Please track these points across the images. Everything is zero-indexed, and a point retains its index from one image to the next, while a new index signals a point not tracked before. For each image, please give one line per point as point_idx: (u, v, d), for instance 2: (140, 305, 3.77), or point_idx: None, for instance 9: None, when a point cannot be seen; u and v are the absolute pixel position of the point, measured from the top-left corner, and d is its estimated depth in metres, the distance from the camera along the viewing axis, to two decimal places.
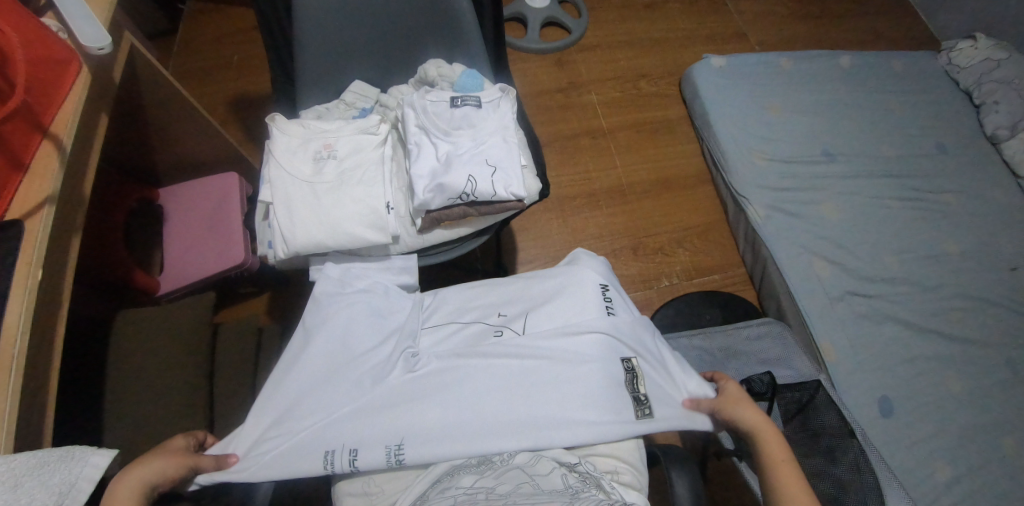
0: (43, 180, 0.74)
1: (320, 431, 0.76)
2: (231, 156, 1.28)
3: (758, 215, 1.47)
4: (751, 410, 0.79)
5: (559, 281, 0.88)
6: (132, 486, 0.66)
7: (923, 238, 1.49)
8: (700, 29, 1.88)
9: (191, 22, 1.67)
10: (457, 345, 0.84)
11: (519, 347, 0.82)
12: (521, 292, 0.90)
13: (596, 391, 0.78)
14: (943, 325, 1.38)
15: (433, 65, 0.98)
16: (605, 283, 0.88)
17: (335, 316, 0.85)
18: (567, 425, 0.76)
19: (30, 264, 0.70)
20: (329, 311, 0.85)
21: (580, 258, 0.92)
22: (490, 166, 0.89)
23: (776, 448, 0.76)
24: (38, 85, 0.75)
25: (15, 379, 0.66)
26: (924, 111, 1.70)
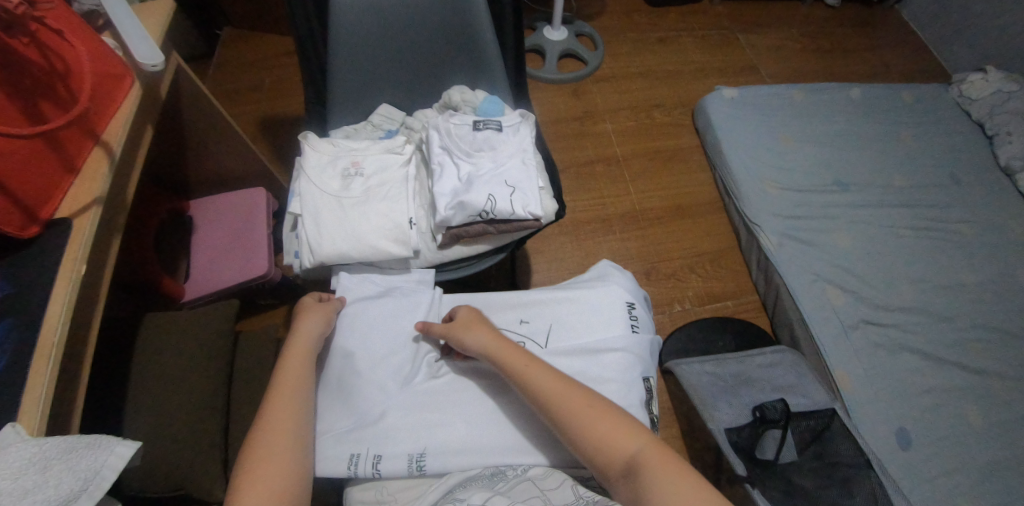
0: (92, 183, 0.79)
1: (345, 433, 0.78)
2: (260, 174, 1.34)
3: (770, 242, 1.49)
4: (482, 328, 0.82)
5: (586, 297, 0.91)
6: (307, 334, 0.80)
7: (938, 268, 1.49)
8: (713, 62, 1.94)
9: (227, 49, 1.76)
10: None
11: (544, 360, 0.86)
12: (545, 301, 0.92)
13: None
14: (960, 356, 1.37)
15: (457, 91, 1.03)
16: (632, 301, 0.91)
17: (359, 318, 0.86)
18: None
19: (75, 260, 0.74)
20: (352, 312, 0.87)
21: (610, 274, 0.94)
22: (509, 186, 0.93)
23: (514, 354, 0.78)
24: (98, 96, 0.81)
25: (53, 366, 0.69)
26: (937, 143, 1.72)
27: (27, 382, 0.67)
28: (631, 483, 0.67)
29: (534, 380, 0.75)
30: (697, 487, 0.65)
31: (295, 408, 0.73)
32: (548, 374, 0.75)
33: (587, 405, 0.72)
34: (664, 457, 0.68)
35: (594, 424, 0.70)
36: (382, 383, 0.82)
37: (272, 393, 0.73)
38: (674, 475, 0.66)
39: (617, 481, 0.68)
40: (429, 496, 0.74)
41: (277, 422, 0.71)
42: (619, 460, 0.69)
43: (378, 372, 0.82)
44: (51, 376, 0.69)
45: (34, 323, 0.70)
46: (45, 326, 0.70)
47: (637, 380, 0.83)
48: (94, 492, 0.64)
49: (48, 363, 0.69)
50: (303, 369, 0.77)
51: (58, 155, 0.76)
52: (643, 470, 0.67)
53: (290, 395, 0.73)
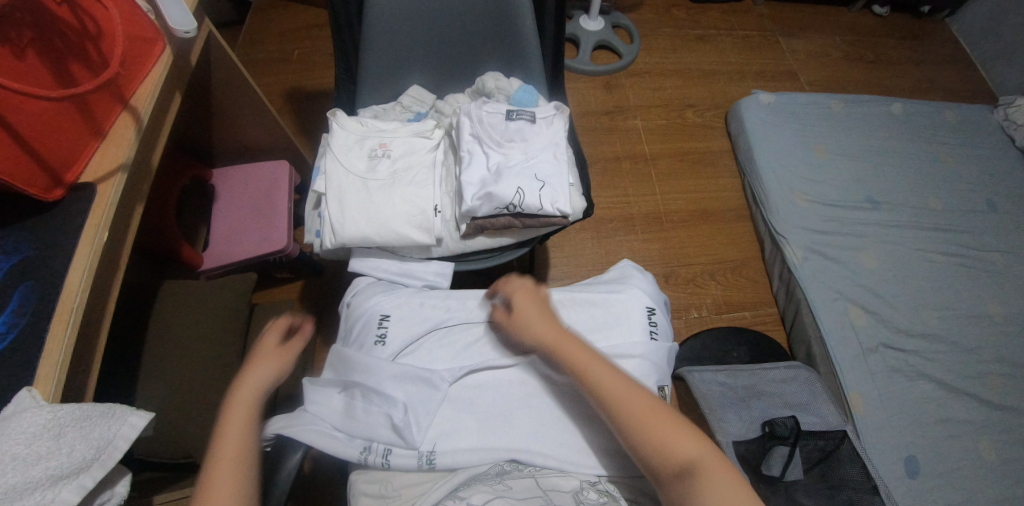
0: (118, 148, 0.78)
1: (356, 421, 0.77)
2: (285, 145, 1.32)
3: (795, 256, 1.46)
4: (541, 318, 0.81)
5: (606, 300, 0.88)
6: (252, 385, 0.75)
7: (966, 296, 1.46)
8: (751, 64, 1.89)
9: (258, 16, 1.75)
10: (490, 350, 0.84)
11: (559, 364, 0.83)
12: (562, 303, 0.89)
13: None
14: (979, 388, 1.34)
15: (491, 78, 1.00)
16: (652, 307, 0.88)
17: (370, 317, 0.86)
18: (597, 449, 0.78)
19: (98, 226, 0.74)
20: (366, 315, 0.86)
21: (632, 276, 0.92)
22: (538, 181, 0.90)
23: (572, 352, 0.77)
24: (128, 60, 0.80)
25: (71, 332, 0.69)
26: (976, 166, 1.67)
27: (45, 346, 0.67)
28: (687, 491, 0.67)
29: (595, 377, 0.74)
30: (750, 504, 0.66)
31: (235, 473, 0.68)
32: (607, 371, 0.74)
33: (648, 406, 0.72)
34: (722, 469, 0.67)
35: (657, 431, 0.70)
36: (396, 372, 0.79)
37: (212, 458, 0.68)
38: (727, 490, 0.66)
39: (670, 483, 0.68)
40: (432, 496, 0.73)
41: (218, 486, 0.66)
42: (673, 465, 0.69)
43: (383, 369, 0.79)
44: (69, 343, 0.69)
45: (55, 287, 0.70)
46: (67, 290, 0.70)
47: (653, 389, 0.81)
48: (106, 462, 0.66)
49: (68, 327, 0.69)
50: (248, 423, 0.72)
51: (86, 119, 0.75)
52: (699, 481, 0.67)
53: (229, 458, 0.68)
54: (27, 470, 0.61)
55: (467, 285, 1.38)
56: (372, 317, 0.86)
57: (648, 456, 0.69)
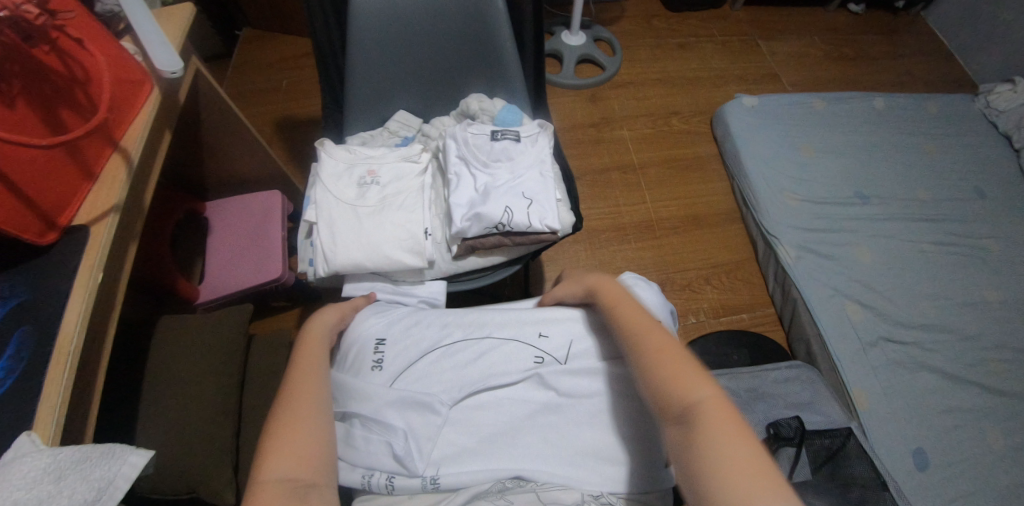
0: (110, 190, 0.79)
1: (358, 450, 0.78)
2: (276, 176, 1.34)
3: (788, 255, 1.47)
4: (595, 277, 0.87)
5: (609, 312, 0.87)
6: (321, 323, 0.83)
7: (961, 285, 1.46)
8: (733, 68, 1.91)
9: (245, 50, 1.77)
10: (492, 367, 0.84)
11: (562, 378, 0.82)
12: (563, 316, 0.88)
13: (630, 432, 0.78)
14: (981, 376, 1.34)
15: (475, 99, 1.02)
16: (657, 318, 0.87)
17: (367, 340, 0.86)
18: (603, 465, 0.77)
19: (93, 267, 0.75)
20: (362, 336, 0.87)
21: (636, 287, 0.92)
22: (526, 198, 0.91)
23: (612, 295, 0.81)
24: (117, 103, 0.81)
25: (69, 375, 0.70)
26: (961, 155, 1.68)
27: (43, 390, 0.68)
28: (682, 427, 0.63)
29: (620, 314, 0.78)
30: (748, 455, 0.59)
31: (315, 376, 0.73)
32: (634, 311, 0.77)
33: (667, 344, 0.71)
34: (725, 416, 0.62)
35: (670, 368, 0.68)
36: (393, 398, 0.80)
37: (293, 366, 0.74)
38: (726, 436, 0.61)
39: (671, 425, 0.65)
40: None
41: (301, 383, 0.71)
42: (676, 402, 0.66)
43: (381, 396, 0.80)
44: (67, 385, 0.69)
45: (51, 331, 0.71)
46: (62, 334, 0.71)
47: None
48: (108, 502, 0.65)
49: (65, 370, 0.69)
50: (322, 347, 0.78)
51: (77, 163, 0.76)
52: (697, 417, 0.63)
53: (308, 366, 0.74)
54: None
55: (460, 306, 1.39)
56: (368, 342, 0.86)
57: (652, 388, 0.68)
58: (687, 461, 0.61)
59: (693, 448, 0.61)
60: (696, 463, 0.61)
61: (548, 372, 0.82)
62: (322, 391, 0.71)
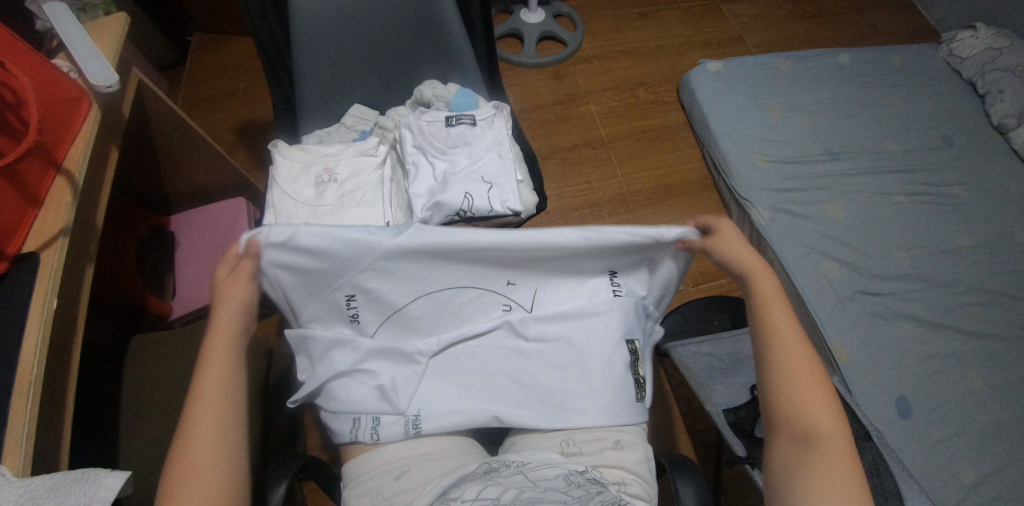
0: (57, 213, 0.78)
1: (340, 398, 0.82)
2: (239, 182, 1.32)
3: (762, 217, 1.47)
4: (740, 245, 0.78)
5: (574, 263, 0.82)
6: (227, 319, 0.74)
7: (934, 233, 1.47)
8: (696, 34, 1.90)
9: (199, 55, 1.73)
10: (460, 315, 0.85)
11: (529, 326, 0.84)
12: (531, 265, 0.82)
13: (595, 378, 0.82)
14: (958, 320, 1.36)
15: (428, 86, 1.00)
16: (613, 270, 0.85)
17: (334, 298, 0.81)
18: (573, 413, 0.82)
19: (45, 295, 0.74)
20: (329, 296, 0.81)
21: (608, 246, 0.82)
22: (485, 183, 0.90)
23: (763, 285, 0.77)
24: (52, 123, 0.79)
25: (33, 405, 0.69)
26: (927, 104, 1.69)
27: (7, 422, 0.67)
28: (799, 453, 0.71)
29: (771, 315, 0.76)
30: (851, 496, 0.68)
31: (217, 422, 0.69)
32: (781, 313, 0.76)
33: (807, 368, 0.73)
34: (844, 457, 0.70)
35: (806, 394, 0.72)
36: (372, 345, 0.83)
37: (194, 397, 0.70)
38: (838, 476, 0.69)
39: (784, 443, 0.72)
40: (421, 500, 0.75)
41: (202, 432, 0.69)
42: (799, 427, 0.72)
43: (362, 352, 0.83)
44: (32, 416, 0.69)
45: (9, 363, 0.70)
46: (22, 364, 0.70)
47: (619, 346, 0.83)
48: None
49: (28, 400, 0.69)
50: (231, 365, 0.73)
51: (19, 190, 0.75)
52: (817, 450, 0.70)
53: (214, 400, 0.70)
54: None
55: None
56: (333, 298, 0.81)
57: (779, 404, 0.73)
58: (790, 483, 0.70)
59: (801, 476, 0.70)
60: (795, 490, 0.70)
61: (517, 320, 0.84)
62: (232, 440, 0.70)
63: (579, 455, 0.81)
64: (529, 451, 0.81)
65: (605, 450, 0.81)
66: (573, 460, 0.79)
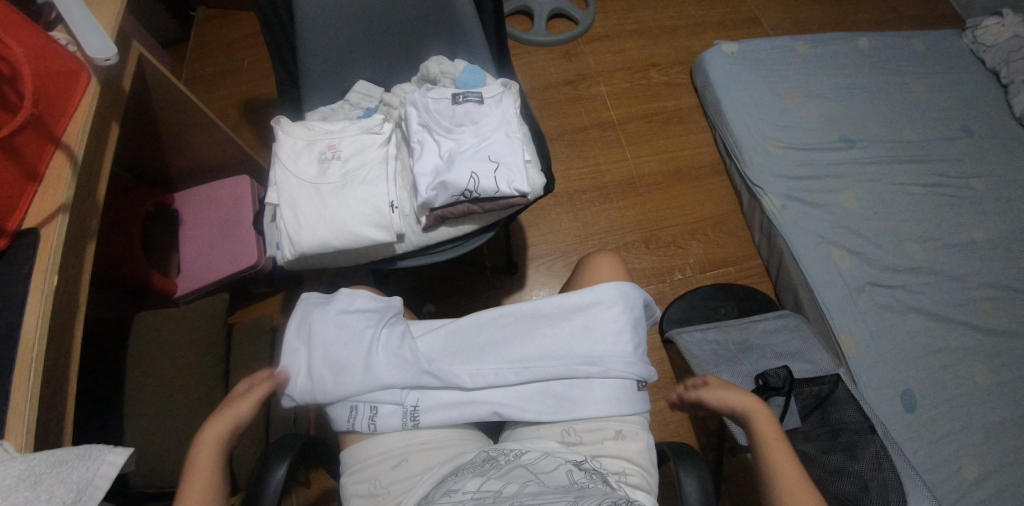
0: (56, 189, 0.77)
1: (334, 388, 0.81)
2: (243, 159, 1.30)
3: (773, 205, 1.45)
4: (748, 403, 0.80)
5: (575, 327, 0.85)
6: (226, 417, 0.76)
7: (948, 225, 1.44)
8: (712, 15, 1.85)
9: (203, 28, 1.70)
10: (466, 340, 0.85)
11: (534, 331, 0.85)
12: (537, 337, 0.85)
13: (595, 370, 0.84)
14: (969, 315, 1.34)
15: (435, 62, 0.98)
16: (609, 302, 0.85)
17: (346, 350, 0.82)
18: (578, 404, 0.81)
19: (46, 271, 0.73)
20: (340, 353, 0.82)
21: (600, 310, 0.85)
22: (492, 162, 0.88)
23: (779, 452, 0.76)
24: (48, 97, 0.77)
25: (35, 382, 0.69)
26: (947, 92, 1.64)
27: (9, 399, 0.67)
28: None
29: (779, 476, 0.74)
30: None
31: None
32: (788, 472, 0.74)
33: None
34: None
35: None
36: (371, 339, 0.83)
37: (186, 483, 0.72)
38: None
39: None
40: (419, 490, 0.76)
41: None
42: None
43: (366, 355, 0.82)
44: (33, 393, 0.69)
45: (10, 339, 0.69)
46: (24, 341, 0.70)
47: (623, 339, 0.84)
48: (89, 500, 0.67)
49: (29, 377, 0.69)
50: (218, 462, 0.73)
51: (16, 164, 0.73)
52: None
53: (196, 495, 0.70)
54: None
55: (441, 280, 1.39)
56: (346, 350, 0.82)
57: None
58: None
59: None
60: None
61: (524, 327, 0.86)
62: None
63: (580, 445, 0.81)
64: (529, 440, 0.81)
65: (606, 440, 0.80)
66: (573, 450, 0.80)
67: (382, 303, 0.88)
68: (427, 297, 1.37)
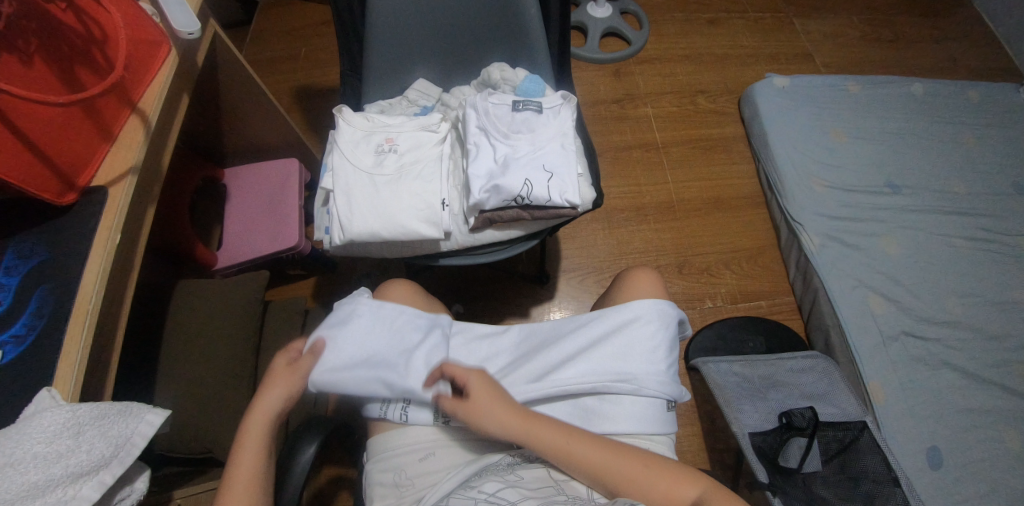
0: (128, 151, 0.80)
1: (367, 377, 0.80)
2: (294, 143, 1.33)
3: (812, 243, 1.43)
4: (499, 408, 0.77)
5: (601, 342, 0.84)
6: (265, 410, 0.76)
7: (991, 283, 1.42)
8: (765, 47, 1.85)
9: (266, 14, 1.75)
10: (497, 350, 0.90)
11: (568, 346, 0.85)
12: (563, 353, 0.85)
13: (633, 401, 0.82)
14: (1005, 377, 1.31)
15: (497, 68, 1.00)
16: (636, 317, 0.85)
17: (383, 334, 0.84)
18: (612, 420, 0.81)
19: (110, 228, 0.75)
20: (379, 340, 0.83)
21: (625, 325, 0.85)
22: (547, 172, 0.89)
23: (590, 443, 0.76)
24: (134, 64, 0.81)
25: (87, 334, 0.71)
26: (1000, 146, 1.62)
27: (62, 349, 0.69)
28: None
29: (576, 455, 0.75)
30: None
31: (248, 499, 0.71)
32: (580, 441, 0.75)
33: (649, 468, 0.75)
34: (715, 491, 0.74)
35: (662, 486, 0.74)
36: (411, 330, 0.85)
37: (227, 478, 0.72)
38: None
39: None
40: (442, 488, 0.75)
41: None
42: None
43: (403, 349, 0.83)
44: (85, 345, 0.70)
45: (70, 291, 0.72)
46: (81, 293, 0.72)
47: (659, 362, 0.83)
48: (125, 458, 0.68)
49: (84, 329, 0.71)
50: (262, 448, 0.74)
51: (94, 122, 0.77)
52: None
53: (247, 476, 0.72)
54: (49, 468, 0.63)
55: (471, 283, 1.40)
56: (385, 339, 0.83)
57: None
58: None
59: None
60: None
61: (557, 342, 0.87)
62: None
63: None
64: None
65: None
66: None
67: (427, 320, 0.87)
68: (455, 299, 1.38)
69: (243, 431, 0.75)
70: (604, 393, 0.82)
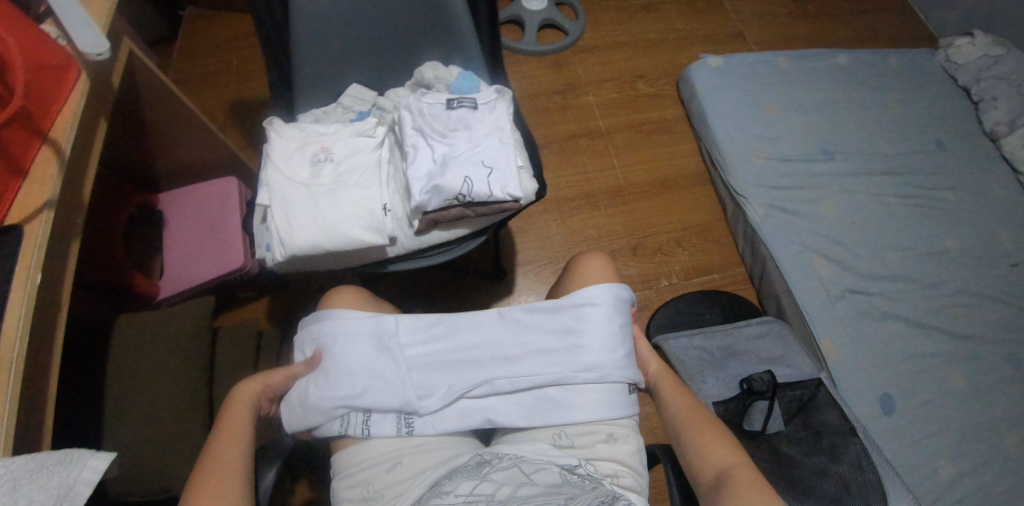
0: (42, 184, 0.76)
1: (327, 399, 0.80)
2: (231, 161, 1.29)
3: (757, 214, 1.47)
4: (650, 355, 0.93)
5: (558, 336, 0.85)
6: (246, 398, 0.79)
7: (924, 235, 1.49)
8: (697, 29, 1.89)
9: (191, 30, 1.68)
10: (456, 348, 0.86)
11: (525, 342, 0.86)
12: (522, 352, 0.86)
13: (597, 394, 0.82)
14: (945, 322, 1.38)
15: (429, 68, 0.98)
16: (591, 303, 0.85)
17: (340, 352, 0.83)
18: (580, 411, 0.82)
19: (29, 269, 0.72)
20: (336, 357, 0.83)
21: (583, 314, 0.85)
22: (486, 167, 0.89)
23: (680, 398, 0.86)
24: (38, 91, 0.77)
25: (14, 381, 0.67)
26: (922, 106, 1.70)
27: None
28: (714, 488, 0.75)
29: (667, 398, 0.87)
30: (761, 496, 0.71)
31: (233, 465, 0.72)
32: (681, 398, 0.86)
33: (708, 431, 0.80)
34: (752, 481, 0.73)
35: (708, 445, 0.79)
36: (369, 343, 0.84)
37: (214, 445, 0.74)
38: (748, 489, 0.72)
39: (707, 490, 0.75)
40: (412, 493, 0.75)
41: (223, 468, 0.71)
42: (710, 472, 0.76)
43: (365, 364, 0.83)
44: (13, 393, 0.67)
45: None
46: (4, 339, 0.68)
47: (617, 350, 0.84)
48: None
49: (10, 376, 0.67)
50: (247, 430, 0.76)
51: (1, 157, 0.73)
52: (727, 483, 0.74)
53: (229, 450, 0.73)
54: None
55: (429, 286, 1.39)
56: (346, 353, 0.83)
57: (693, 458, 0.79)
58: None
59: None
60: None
61: (516, 338, 0.87)
62: (240, 451, 0.74)
63: (572, 447, 0.81)
64: (521, 443, 0.82)
65: (598, 443, 0.81)
66: (567, 453, 0.80)
67: (373, 322, 0.85)
68: (414, 305, 1.37)
69: (225, 412, 0.77)
70: (565, 385, 0.83)
